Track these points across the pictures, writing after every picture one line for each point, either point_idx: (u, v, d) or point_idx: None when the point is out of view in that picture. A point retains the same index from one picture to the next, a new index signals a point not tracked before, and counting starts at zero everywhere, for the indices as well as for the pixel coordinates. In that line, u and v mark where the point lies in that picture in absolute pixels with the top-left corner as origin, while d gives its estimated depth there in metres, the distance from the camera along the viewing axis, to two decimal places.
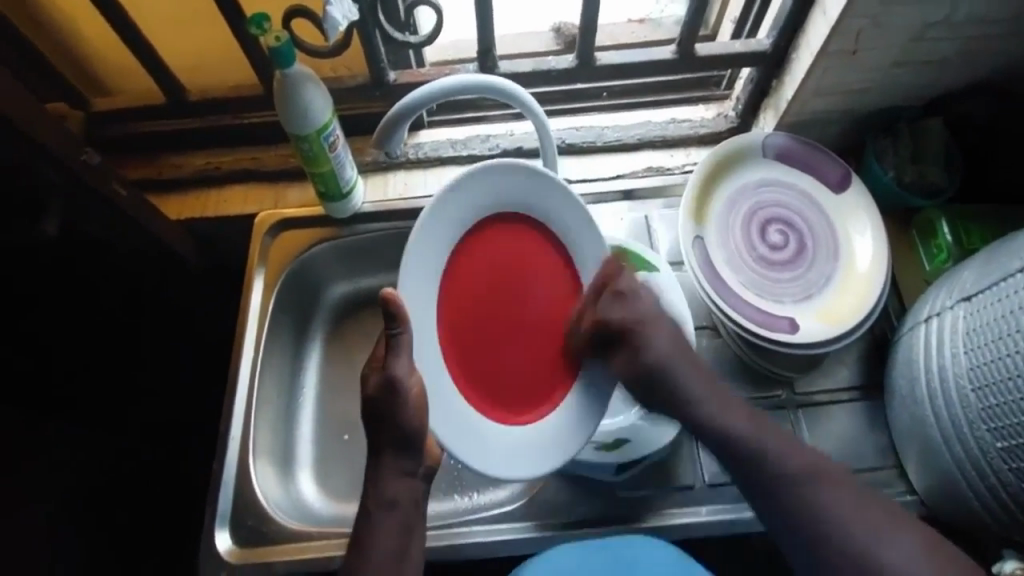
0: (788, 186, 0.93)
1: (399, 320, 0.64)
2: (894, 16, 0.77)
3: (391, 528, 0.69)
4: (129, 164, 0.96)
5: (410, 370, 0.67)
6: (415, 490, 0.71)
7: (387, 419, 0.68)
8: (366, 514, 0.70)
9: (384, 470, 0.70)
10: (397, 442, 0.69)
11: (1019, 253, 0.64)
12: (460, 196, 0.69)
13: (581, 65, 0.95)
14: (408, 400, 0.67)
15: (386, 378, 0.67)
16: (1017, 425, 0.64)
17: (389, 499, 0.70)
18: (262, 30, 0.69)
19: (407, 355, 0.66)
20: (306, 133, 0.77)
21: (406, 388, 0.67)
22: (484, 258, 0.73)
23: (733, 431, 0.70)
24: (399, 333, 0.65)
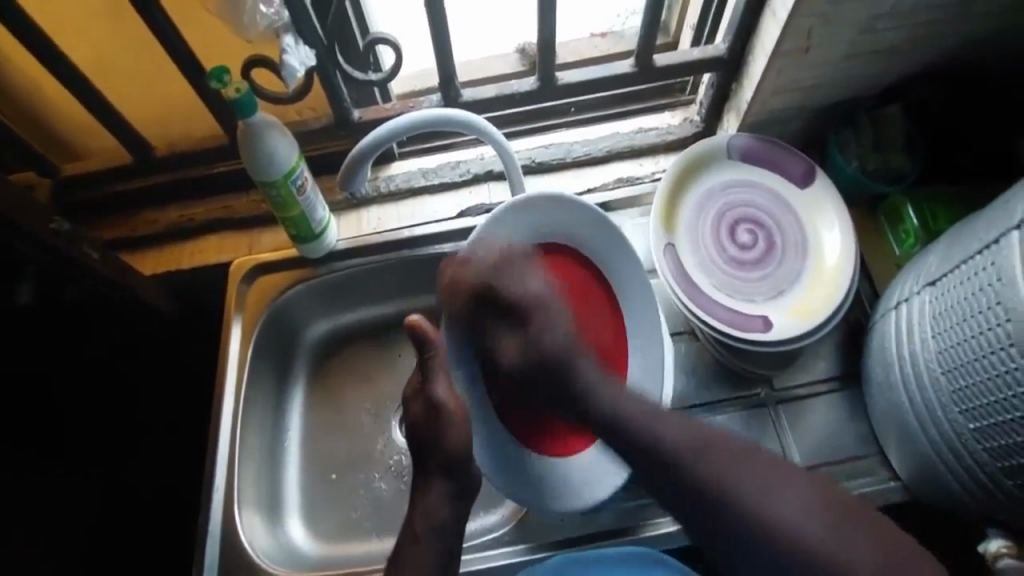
0: (753, 186, 0.94)
1: (429, 347, 0.72)
2: (841, 13, 0.78)
3: (433, 551, 0.72)
4: (104, 225, 0.98)
5: (448, 390, 0.73)
6: (455, 515, 0.74)
7: (431, 442, 0.73)
8: (411, 535, 0.73)
9: (430, 491, 0.74)
10: (442, 460, 0.73)
11: (976, 236, 0.65)
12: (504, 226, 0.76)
13: (543, 85, 0.97)
14: (449, 423, 0.72)
15: (426, 402, 0.73)
16: (986, 405, 0.65)
17: (435, 522, 0.73)
18: (222, 83, 0.71)
19: (443, 376, 0.73)
20: (272, 180, 0.79)
21: (445, 410, 0.73)
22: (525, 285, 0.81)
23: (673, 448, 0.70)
24: (432, 354, 0.72)
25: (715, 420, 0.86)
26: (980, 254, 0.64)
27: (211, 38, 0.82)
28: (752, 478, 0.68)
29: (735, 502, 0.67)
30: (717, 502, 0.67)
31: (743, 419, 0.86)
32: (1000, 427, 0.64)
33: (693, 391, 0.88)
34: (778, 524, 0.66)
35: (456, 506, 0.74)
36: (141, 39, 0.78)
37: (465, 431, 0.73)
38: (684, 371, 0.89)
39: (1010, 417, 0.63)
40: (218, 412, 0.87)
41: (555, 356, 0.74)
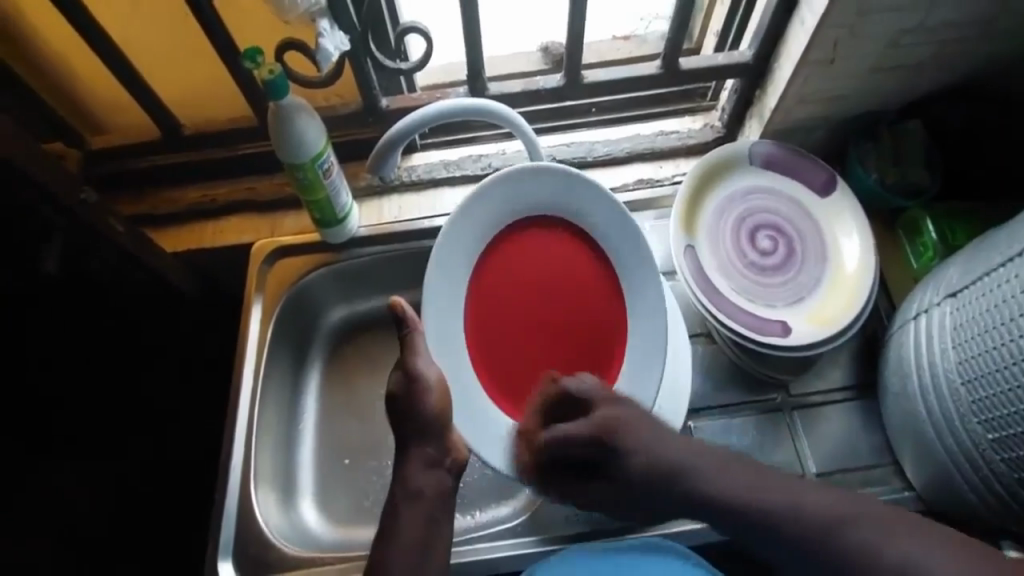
0: (776, 193, 0.94)
1: (409, 322, 0.75)
2: (870, 25, 0.79)
3: (417, 518, 0.73)
4: (126, 200, 0.98)
5: (428, 365, 0.74)
6: (440, 483, 0.76)
7: (411, 410, 0.74)
8: (393, 507, 0.75)
9: (412, 460, 0.75)
10: (421, 430, 0.74)
11: (1000, 248, 0.66)
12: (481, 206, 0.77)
13: (568, 83, 0.97)
14: (428, 393, 0.73)
15: (405, 374, 0.74)
16: (1006, 416, 0.65)
17: (417, 492, 0.74)
18: (255, 64, 0.72)
19: (423, 352, 0.74)
20: (301, 162, 0.79)
21: (423, 380, 0.73)
22: (513, 259, 0.79)
23: (731, 488, 0.70)
24: (409, 333, 0.75)
25: (730, 423, 0.87)
26: (1004, 266, 0.64)
27: (245, 20, 0.82)
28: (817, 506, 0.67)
29: (826, 534, 0.66)
30: (788, 531, 0.67)
31: (756, 423, 0.87)
32: (1019, 438, 0.65)
33: (707, 393, 0.88)
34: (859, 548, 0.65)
35: (435, 473, 0.76)
36: (177, 17, 0.79)
37: (444, 395, 0.74)
38: (699, 374, 0.89)
39: None
40: (236, 392, 0.88)
41: (620, 439, 0.72)
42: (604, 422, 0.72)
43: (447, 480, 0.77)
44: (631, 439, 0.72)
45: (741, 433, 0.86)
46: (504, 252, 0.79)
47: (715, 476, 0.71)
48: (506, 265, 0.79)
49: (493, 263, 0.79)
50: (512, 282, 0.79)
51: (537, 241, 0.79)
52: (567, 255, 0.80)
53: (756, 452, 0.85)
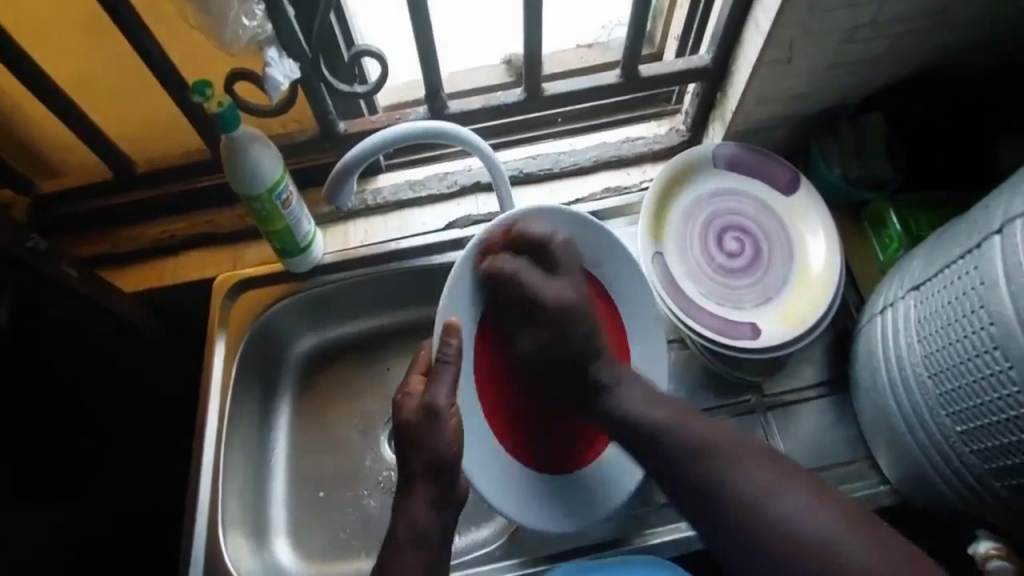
0: (741, 194, 0.94)
1: (451, 348, 0.68)
2: (823, 24, 0.79)
3: (419, 561, 0.68)
4: (83, 242, 0.97)
5: (449, 398, 0.69)
6: (442, 521, 0.70)
7: (425, 444, 0.68)
8: (391, 540, 0.69)
9: (416, 495, 0.69)
10: (435, 464, 0.68)
11: (959, 240, 0.65)
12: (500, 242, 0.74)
13: (530, 96, 0.97)
14: (445, 428, 0.68)
15: (426, 401, 0.68)
16: (972, 409, 0.65)
17: (418, 532, 0.69)
18: (205, 97, 0.70)
19: (448, 383, 0.69)
20: (256, 194, 0.78)
21: (445, 415, 0.68)
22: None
23: (656, 419, 0.73)
24: (444, 362, 0.68)
25: None
26: (963, 258, 0.64)
27: (193, 52, 0.81)
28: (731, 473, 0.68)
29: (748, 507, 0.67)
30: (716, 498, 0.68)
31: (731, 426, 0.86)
32: (986, 429, 0.64)
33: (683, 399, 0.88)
34: (780, 525, 0.65)
35: (439, 513, 0.70)
36: (123, 55, 0.78)
37: (460, 435, 0.69)
38: (673, 381, 0.89)
39: (994, 420, 0.63)
40: (200, 430, 0.85)
41: (565, 314, 0.76)
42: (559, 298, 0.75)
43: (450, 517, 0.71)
44: (598, 368, 0.77)
45: None
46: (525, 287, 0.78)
47: (699, 429, 0.72)
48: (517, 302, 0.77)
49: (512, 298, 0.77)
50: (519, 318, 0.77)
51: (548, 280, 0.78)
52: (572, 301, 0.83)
53: None
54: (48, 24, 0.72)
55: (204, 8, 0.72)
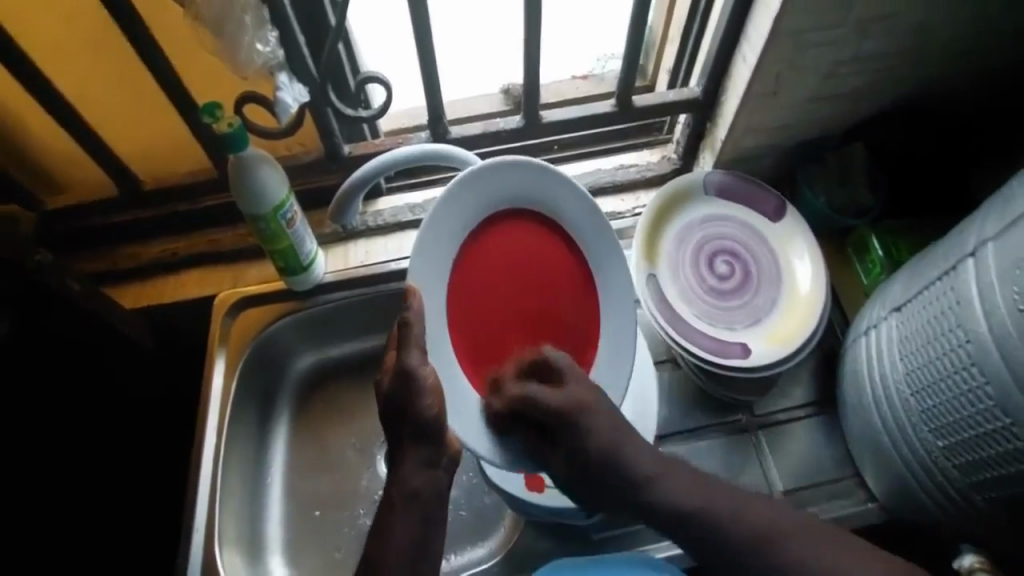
0: (731, 219, 0.98)
1: (414, 310, 0.63)
2: (806, 60, 0.84)
3: (411, 522, 0.65)
4: (87, 260, 0.99)
5: (422, 360, 0.63)
6: (436, 483, 0.66)
7: (404, 410, 0.63)
8: (387, 505, 0.66)
9: (405, 461, 0.65)
10: (419, 432, 0.64)
11: (936, 262, 0.69)
12: (467, 192, 0.67)
13: (528, 123, 1.01)
14: (423, 391, 0.62)
15: (399, 370, 0.63)
16: (953, 423, 0.67)
17: (411, 492, 0.65)
18: (214, 118, 0.73)
19: (420, 346, 0.63)
20: (262, 212, 0.80)
21: (421, 379, 0.62)
22: (499, 246, 0.71)
23: (684, 502, 0.68)
24: (409, 325, 0.63)
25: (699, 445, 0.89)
26: (941, 279, 0.67)
27: (204, 75, 0.85)
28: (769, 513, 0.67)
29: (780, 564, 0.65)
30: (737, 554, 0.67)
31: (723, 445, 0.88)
32: (965, 444, 0.67)
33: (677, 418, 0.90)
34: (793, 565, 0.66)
35: (430, 473, 0.65)
36: (136, 75, 0.81)
37: (440, 394, 0.63)
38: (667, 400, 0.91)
39: (974, 434, 0.65)
40: (200, 443, 0.86)
41: (574, 408, 0.69)
42: (571, 398, 0.69)
43: (444, 479, 0.67)
44: (586, 422, 0.69)
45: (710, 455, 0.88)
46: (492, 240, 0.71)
47: (681, 484, 0.70)
48: (484, 257, 0.71)
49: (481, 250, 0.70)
50: (490, 268, 0.71)
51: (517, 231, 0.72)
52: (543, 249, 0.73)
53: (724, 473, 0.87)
54: (63, 41, 0.75)
55: (222, 33, 0.72)
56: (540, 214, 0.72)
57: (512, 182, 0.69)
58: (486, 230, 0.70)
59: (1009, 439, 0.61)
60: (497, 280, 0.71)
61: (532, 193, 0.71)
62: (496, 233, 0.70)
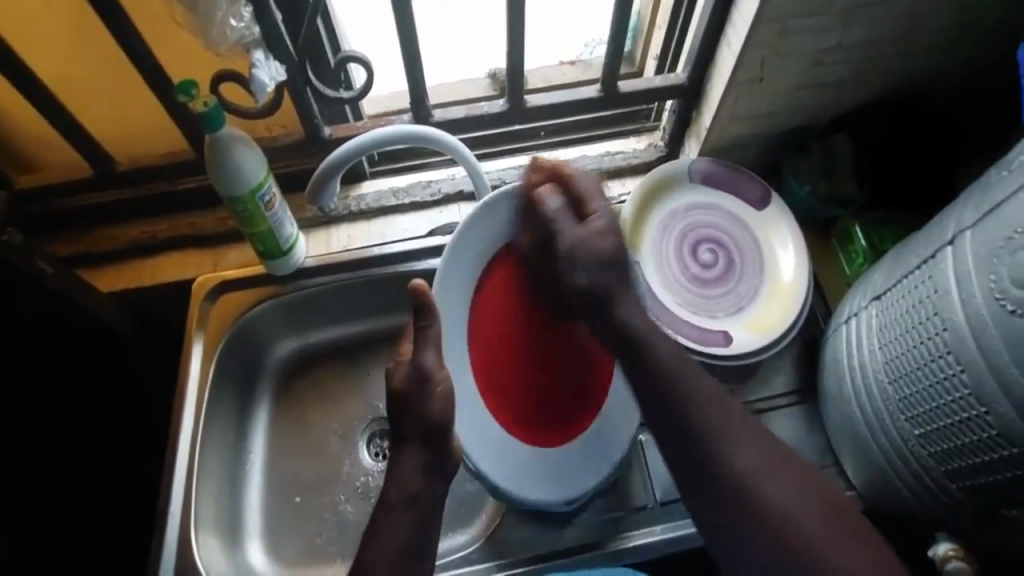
0: (716, 207, 0.97)
1: (427, 312, 0.69)
2: (789, 46, 0.84)
3: (409, 522, 0.69)
4: (59, 241, 0.96)
5: (437, 362, 0.70)
6: (433, 488, 0.70)
7: (415, 411, 0.69)
8: (386, 507, 0.70)
9: (407, 462, 0.70)
10: (423, 428, 0.69)
11: (916, 252, 0.69)
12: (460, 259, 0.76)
13: (512, 107, 0.99)
14: (432, 392, 0.69)
15: (414, 367, 0.69)
16: (930, 411, 0.68)
17: (410, 495, 0.69)
18: (189, 97, 0.71)
19: (434, 349, 0.70)
20: (238, 194, 0.79)
21: (434, 381, 0.69)
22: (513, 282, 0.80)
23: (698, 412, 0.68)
24: (427, 327, 0.69)
25: None
26: (920, 268, 0.68)
27: (181, 53, 0.82)
28: (733, 435, 0.67)
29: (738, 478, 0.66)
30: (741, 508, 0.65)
31: None
32: (942, 432, 0.67)
33: None
34: (764, 506, 0.65)
35: (431, 477, 0.70)
36: (109, 52, 0.78)
37: (447, 399, 0.69)
38: None
39: (950, 422, 0.65)
40: (176, 428, 0.84)
41: (597, 287, 0.72)
42: (589, 238, 0.73)
43: (441, 485, 0.71)
44: (621, 309, 0.72)
45: None
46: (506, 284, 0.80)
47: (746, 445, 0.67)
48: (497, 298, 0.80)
49: (486, 306, 0.79)
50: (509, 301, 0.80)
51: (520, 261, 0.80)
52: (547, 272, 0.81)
53: None
54: (37, 20, 0.72)
55: (195, 9, 0.73)
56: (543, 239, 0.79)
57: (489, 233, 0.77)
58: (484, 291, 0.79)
59: (984, 427, 0.62)
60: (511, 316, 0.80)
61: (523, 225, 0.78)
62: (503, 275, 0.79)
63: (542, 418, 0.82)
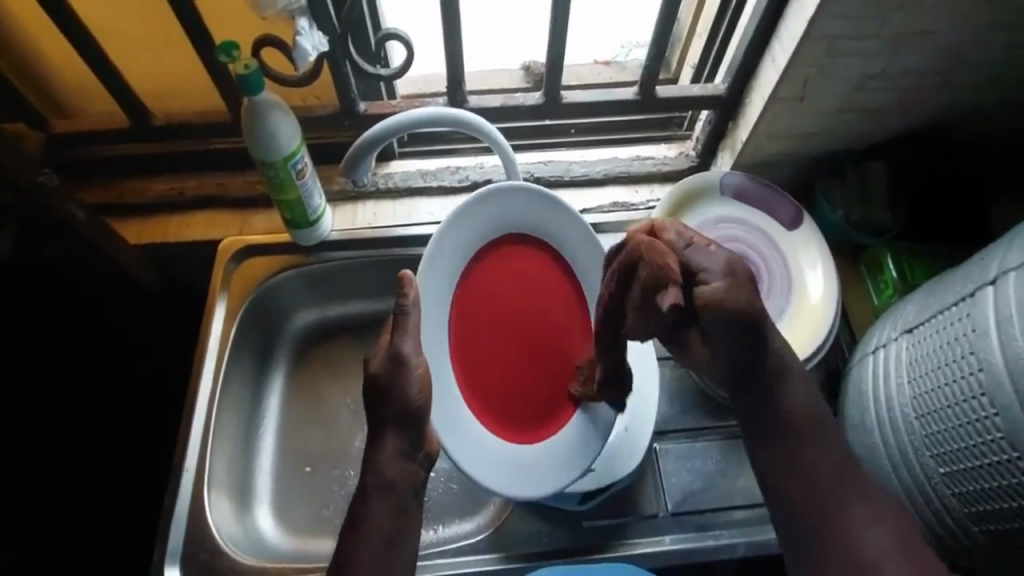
0: (746, 224, 0.97)
1: (411, 299, 0.64)
2: (835, 67, 0.83)
3: (387, 509, 0.65)
4: (87, 189, 0.95)
5: (416, 348, 0.65)
6: (414, 475, 0.66)
7: (392, 396, 0.64)
8: (362, 494, 0.65)
9: (383, 448, 0.65)
10: (400, 415, 0.64)
11: (952, 289, 0.69)
12: (437, 270, 0.71)
13: (548, 101, 0.98)
14: (412, 378, 0.64)
15: (391, 356, 0.64)
16: (956, 451, 0.67)
17: (388, 481, 0.65)
18: (230, 58, 0.69)
19: (415, 335, 0.65)
20: (272, 159, 0.77)
21: (411, 367, 0.64)
22: (486, 287, 0.76)
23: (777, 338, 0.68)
24: (406, 313, 0.64)
25: (695, 445, 0.88)
26: (957, 305, 0.67)
27: (226, 14, 0.81)
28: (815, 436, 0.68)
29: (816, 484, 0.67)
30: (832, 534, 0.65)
31: (721, 448, 0.88)
32: (969, 472, 0.67)
33: (676, 416, 0.90)
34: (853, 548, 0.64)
35: (408, 464, 0.66)
36: (152, 6, 0.76)
37: (429, 386, 0.65)
38: (666, 396, 0.91)
39: (977, 464, 0.65)
40: (195, 389, 0.85)
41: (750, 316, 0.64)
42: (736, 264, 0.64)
43: (422, 473, 0.67)
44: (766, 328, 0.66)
45: (707, 456, 0.87)
46: (480, 278, 0.76)
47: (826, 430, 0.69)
48: (474, 306, 0.76)
49: (462, 315, 0.75)
50: (485, 306, 0.76)
51: (488, 262, 0.77)
52: (518, 267, 0.78)
53: (719, 476, 0.86)
54: None
55: None
56: (502, 238, 0.77)
57: (460, 242, 0.73)
58: (461, 300, 0.75)
59: (1015, 473, 0.62)
60: (489, 318, 0.76)
61: (489, 226, 0.75)
62: (477, 278, 0.76)
63: (528, 424, 0.77)
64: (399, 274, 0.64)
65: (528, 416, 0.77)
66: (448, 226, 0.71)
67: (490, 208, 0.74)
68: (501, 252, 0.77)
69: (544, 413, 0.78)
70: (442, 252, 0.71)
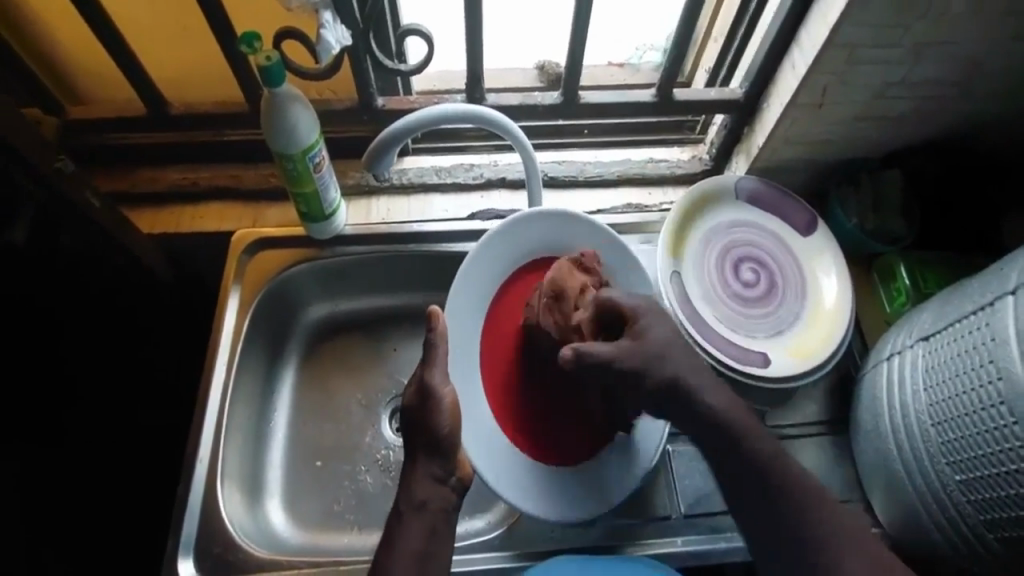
0: (761, 231, 0.97)
1: (438, 332, 0.70)
2: (857, 74, 0.82)
3: (422, 528, 0.64)
4: (102, 178, 0.96)
5: (443, 380, 0.70)
6: (446, 499, 0.67)
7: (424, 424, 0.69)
8: (395, 516, 0.66)
9: (417, 472, 0.68)
10: (430, 443, 0.69)
11: (970, 298, 0.69)
12: (464, 295, 0.83)
13: (566, 101, 0.97)
14: (441, 408, 0.69)
15: (422, 388, 0.70)
16: (973, 459, 0.67)
17: (420, 501, 0.66)
18: (252, 49, 0.69)
19: (442, 367, 0.71)
20: (291, 152, 0.77)
21: (440, 397, 0.69)
22: (516, 308, 0.87)
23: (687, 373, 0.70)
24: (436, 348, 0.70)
25: None
26: (976, 314, 0.67)
27: (248, 4, 0.81)
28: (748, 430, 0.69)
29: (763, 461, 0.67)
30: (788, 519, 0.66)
31: None
32: (986, 480, 0.67)
33: None
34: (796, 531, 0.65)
35: (442, 490, 0.68)
36: None
37: (456, 416, 0.70)
38: None
39: (993, 472, 0.65)
40: (208, 381, 0.85)
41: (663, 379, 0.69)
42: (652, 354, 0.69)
43: (455, 498, 0.69)
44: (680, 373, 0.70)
45: None
46: (508, 302, 0.87)
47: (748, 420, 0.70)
48: (505, 327, 0.87)
49: (495, 335, 0.86)
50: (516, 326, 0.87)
51: (518, 285, 0.87)
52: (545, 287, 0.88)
53: None
54: None
55: None
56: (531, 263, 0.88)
57: (487, 270, 0.84)
58: (492, 320, 0.86)
59: None
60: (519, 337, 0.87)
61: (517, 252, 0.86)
62: (509, 301, 0.87)
63: (561, 440, 0.85)
64: (428, 310, 0.70)
65: (560, 432, 0.85)
66: (474, 258, 0.83)
67: (515, 236, 0.85)
68: (526, 276, 0.88)
69: (573, 428, 0.86)
70: (469, 281, 0.83)
